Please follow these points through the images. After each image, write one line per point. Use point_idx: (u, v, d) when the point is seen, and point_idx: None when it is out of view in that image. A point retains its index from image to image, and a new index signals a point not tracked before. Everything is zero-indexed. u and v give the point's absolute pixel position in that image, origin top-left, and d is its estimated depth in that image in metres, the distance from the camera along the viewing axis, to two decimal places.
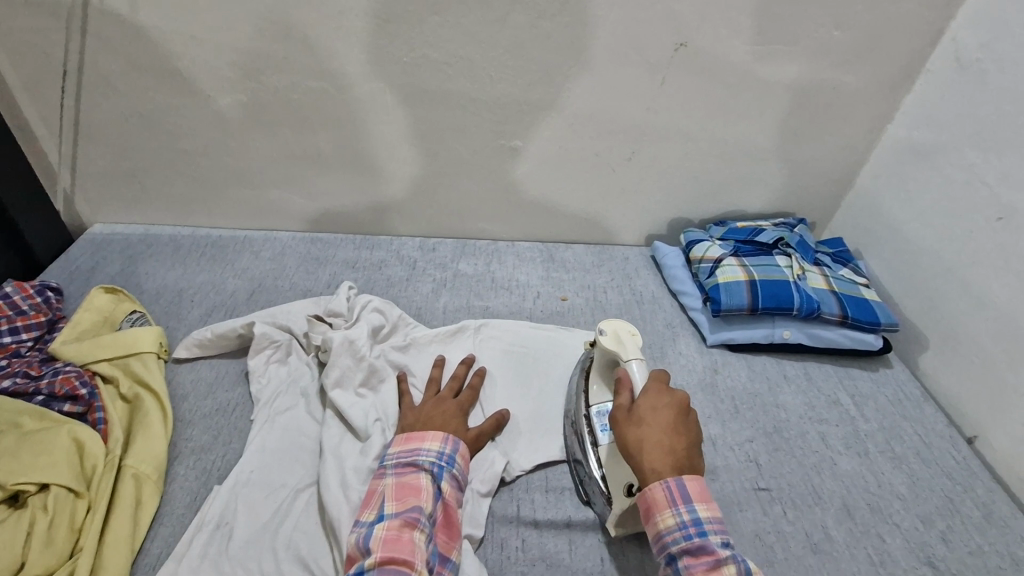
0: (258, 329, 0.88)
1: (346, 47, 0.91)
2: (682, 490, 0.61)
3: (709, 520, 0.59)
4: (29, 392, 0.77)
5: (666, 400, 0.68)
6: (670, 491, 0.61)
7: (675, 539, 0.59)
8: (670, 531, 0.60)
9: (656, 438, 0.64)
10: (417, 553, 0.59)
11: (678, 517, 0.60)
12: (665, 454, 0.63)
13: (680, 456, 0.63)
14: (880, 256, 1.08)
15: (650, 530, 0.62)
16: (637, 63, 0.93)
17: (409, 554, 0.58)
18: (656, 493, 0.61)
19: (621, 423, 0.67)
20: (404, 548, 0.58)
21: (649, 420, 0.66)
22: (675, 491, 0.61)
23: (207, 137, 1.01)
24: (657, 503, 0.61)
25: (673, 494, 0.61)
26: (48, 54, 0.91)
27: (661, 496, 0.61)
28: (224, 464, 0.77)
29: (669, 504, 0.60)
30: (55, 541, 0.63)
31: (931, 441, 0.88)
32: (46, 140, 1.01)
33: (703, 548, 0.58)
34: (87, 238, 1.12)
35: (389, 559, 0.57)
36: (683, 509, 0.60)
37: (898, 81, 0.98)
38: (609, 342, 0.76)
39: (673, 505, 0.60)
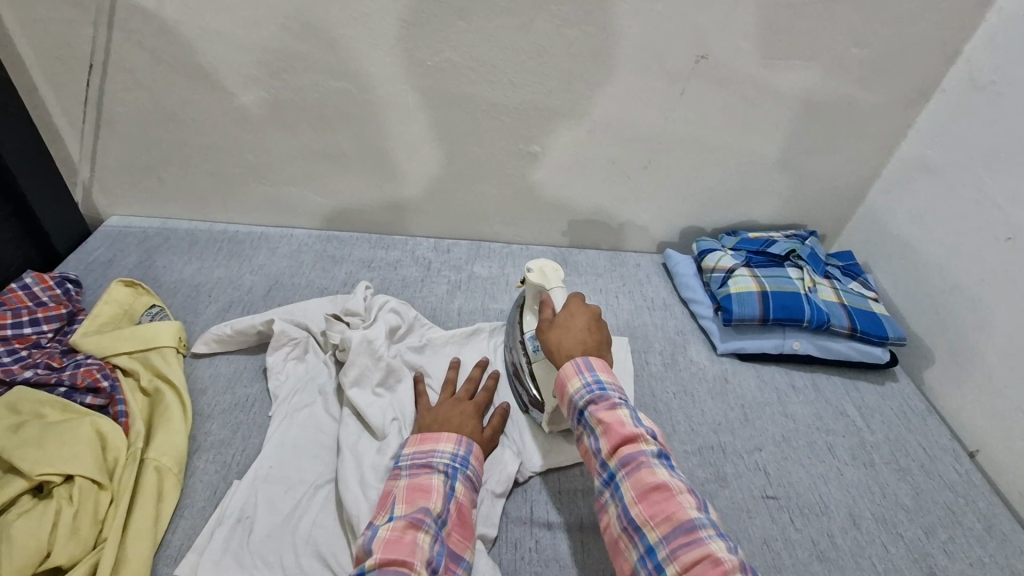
0: (277, 326, 0.89)
1: (370, 49, 0.92)
2: (586, 362, 0.69)
3: (608, 381, 0.68)
4: (51, 383, 0.78)
5: (582, 310, 0.78)
6: (577, 363, 0.69)
7: (581, 396, 0.67)
8: (578, 393, 0.67)
9: (573, 337, 0.74)
10: (418, 554, 0.58)
11: (583, 379, 0.67)
12: (577, 346, 0.73)
13: (590, 344, 0.73)
14: (889, 270, 1.10)
15: (564, 401, 0.69)
16: (657, 73, 0.95)
17: (408, 556, 0.58)
18: (567, 368, 0.69)
19: (545, 331, 0.77)
20: (404, 550, 0.58)
21: (568, 327, 0.75)
22: (581, 363, 0.69)
23: (227, 132, 1.02)
24: (567, 375, 0.69)
25: (579, 365, 0.69)
26: (74, 46, 0.92)
27: (570, 366, 0.69)
28: (243, 459, 0.78)
29: (576, 373, 0.68)
30: (79, 531, 0.64)
31: (935, 454, 0.90)
32: (67, 132, 1.02)
33: (604, 397, 0.66)
34: (104, 230, 1.12)
35: (388, 560, 0.57)
36: (588, 374, 0.68)
37: (913, 99, 0.99)
38: (536, 277, 0.82)
39: (579, 373, 0.68)
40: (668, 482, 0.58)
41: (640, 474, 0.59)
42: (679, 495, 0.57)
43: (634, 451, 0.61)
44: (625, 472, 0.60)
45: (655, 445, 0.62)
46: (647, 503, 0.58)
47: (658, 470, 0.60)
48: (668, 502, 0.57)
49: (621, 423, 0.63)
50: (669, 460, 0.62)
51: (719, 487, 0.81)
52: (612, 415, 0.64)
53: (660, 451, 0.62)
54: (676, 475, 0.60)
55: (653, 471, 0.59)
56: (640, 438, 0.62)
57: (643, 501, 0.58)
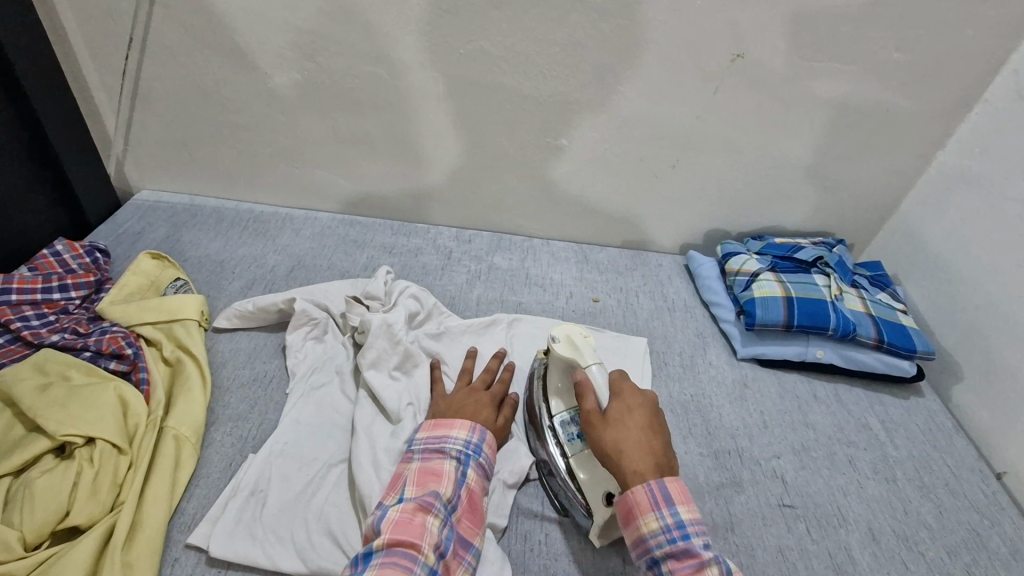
0: (299, 305, 0.89)
1: (403, 34, 0.92)
2: (664, 492, 0.61)
3: (691, 522, 0.60)
4: (78, 348, 0.80)
5: (637, 402, 0.70)
6: (653, 493, 0.61)
7: (659, 541, 0.60)
8: (655, 535, 0.60)
9: (635, 441, 0.65)
10: (426, 537, 0.58)
11: (661, 520, 0.60)
12: (646, 455, 0.64)
13: (659, 455, 0.65)
14: (920, 283, 1.07)
15: (633, 536, 0.62)
16: (691, 70, 0.93)
17: (416, 537, 0.58)
18: (639, 498, 0.61)
19: (596, 430, 0.68)
20: (412, 532, 0.58)
21: (626, 423, 0.67)
22: (657, 494, 0.61)
23: (259, 113, 1.03)
24: (640, 506, 0.61)
25: (656, 497, 0.61)
26: (115, 21, 0.94)
27: (645, 499, 0.61)
28: (259, 434, 0.78)
29: (653, 507, 0.61)
30: (99, 492, 0.65)
31: (960, 473, 0.88)
32: (105, 105, 1.04)
33: (686, 551, 0.58)
34: (134, 203, 1.14)
35: (396, 541, 0.57)
36: (667, 511, 0.60)
37: (953, 108, 0.97)
38: (565, 349, 0.77)
39: (657, 509, 0.60)
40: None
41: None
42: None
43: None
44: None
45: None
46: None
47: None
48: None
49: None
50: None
51: (735, 493, 0.80)
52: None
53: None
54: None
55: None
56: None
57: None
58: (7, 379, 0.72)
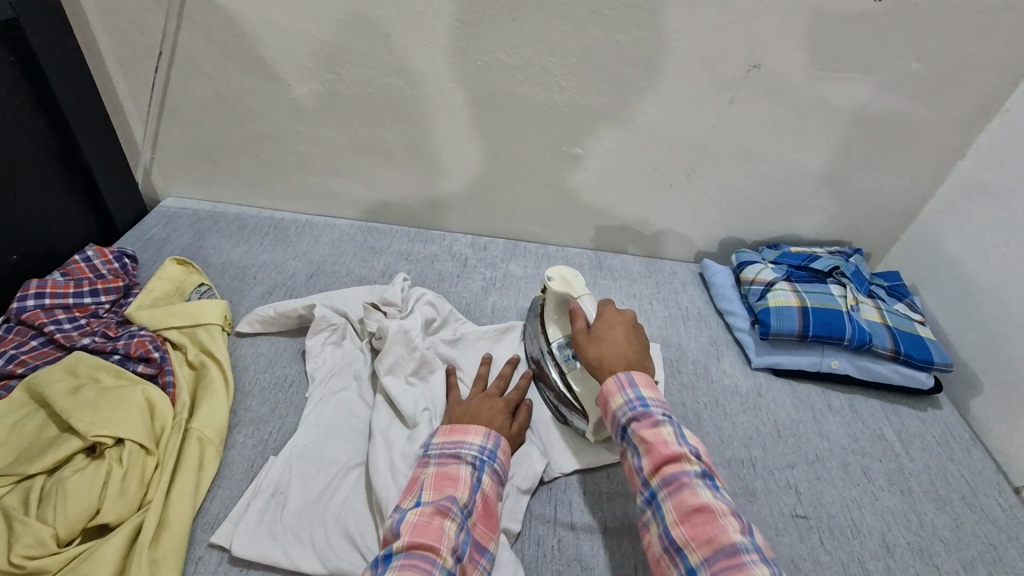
0: (318, 311, 0.91)
1: (422, 46, 0.94)
2: (629, 377, 0.70)
3: (653, 399, 0.68)
4: (107, 351, 0.83)
5: (618, 320, 0.79)
6: (620, 378, 0.70)
7: (624, 414, 0.67)
8: (621, 409, 0.68)
9: (613, 348, 0.74)
10: (444, 540, 0.59)
11: (626, 396, 0.68)
12: (621, 360, 0.73)
13: (632, 358, 0.73)
14: (939, 294, 1.06)
15: (607, 415, 0.70)
16: (706, 81, 0.94)
17: (435, 540, 0.59)
18: (611, 384, 0.70)
19: (583, 343, 0.77)
20: (431, 535, 0.59)
21: (607, 335, 0.76)
22: (623, 378, 0.70)
23: (281, 122, 1.06)
24: (610, 391, 0.70)
25: (621, 380, 0.69)
26: (146, 35, 0.97)
27: (613, 383, 0.70)
28: (279, 437, 0.80)
29: (619, 389, 0.69)
30: (127, 491, 0.68)
31: (978, 487, 0.87)
32: (134, 115, 1.08)
33: (647, 415, 0.66)
34: (160, 210, 1.18)
35: (416, 543, 0.58)
36: (631, 390, 0.68)
37: (973, 118, 0.96)
38: (559, 285, 0.86)
39: (622, 389, 0.69)
40: (712, 506, 0.58)
41: (682, 495, 0.59)
42: (723, 518, 0.57)
43: (676, 471, 0.61)
44: (666, 492, 0.60)
45: (698, 466, 0.61)
46: (689, 524, 0.57)
47: (702, 493, 0.59)
48: (710, 525, 0.57)
49: (665, 443, 0.63)
50: (714, 481, 0.61)
51: (748, 502, 0.80)
52: (656, 434, 0.64)
53: (704, 472, 0.61)
54: (720, 498, 0.60)
55: (696, 493, 0.59)
56: (683, 458, 0.62)
57: (686, 523, 0.58)
58: (42, 380, 0.75)
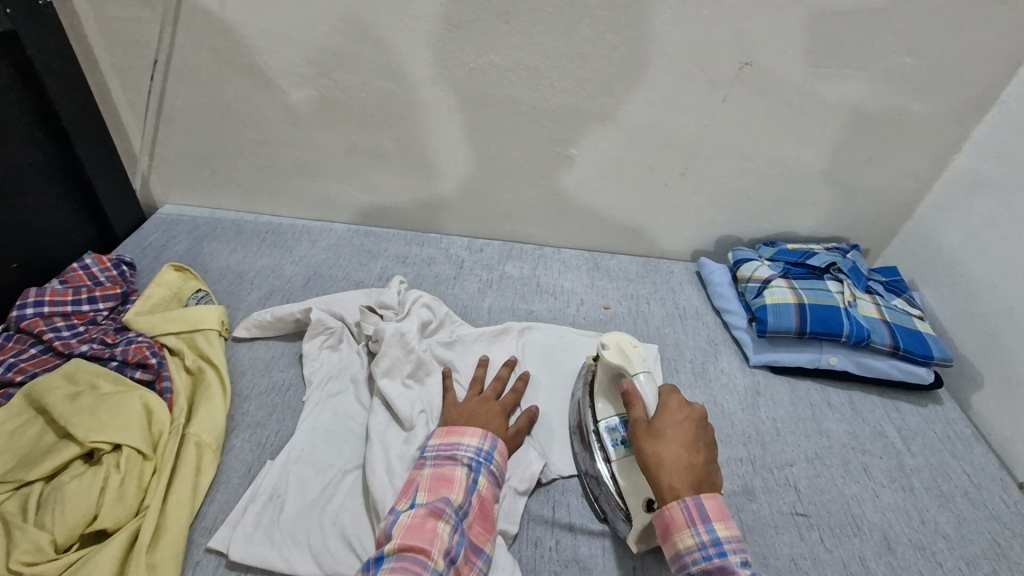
0: (315, 315, 0.92)
1: (415, 50, 0.94)
2: (700, 509, 0.63)
3: (727, 538, 0.61)
4: (105, 357, 0.83)
5: (683, 412, 0.71)
6: (687, 510, 0.63)
7: (693, 555, 0.62)
8: (689, 549, 0.62)
9: (675, 454, 0.66)
10: (436, 542, 0.59)
11: (696, 536, 0.62)
12: (685, 471, 0.65)
13: (697, 471, 0.66)
14: (937, 289, 1.05)
15: (668, 546, 0.64)
16: (699, 79, 0.94)
17: (427, 543, 0.59)
18: (674, 515, 0.63)
19: (640, 438, 0.69)
20: (424, 537, 0.59)
21: (668, 434, 0.68)
22: (692, 510, 0.63)
23: (277, 128, 1.06)
24: (675, 523, 0.63)
25: (692, 514, 0.62)
26: (142, 44, 0.98)
27: (680, 515, 0.63)
28: (277, 441, 0.80)
29: (688, 524, 0.62)
30: (125, 496, 0.68)
31: (980, 483, 0.86)
32: (131, 123, 1.09)
33: (721, 565, 0.60)
34: (158, 217, 1.19)
35: (407, 545, 0.59)
36: (702, 529, 0.62)
37: (969, 111, 0.96)
38: (616, 356, 0.79)
39: (692, 525, 0.62)
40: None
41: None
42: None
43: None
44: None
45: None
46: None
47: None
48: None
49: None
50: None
51: (747, 501, 0.80)
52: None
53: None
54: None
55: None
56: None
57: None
58: (42, 387, 0.76)
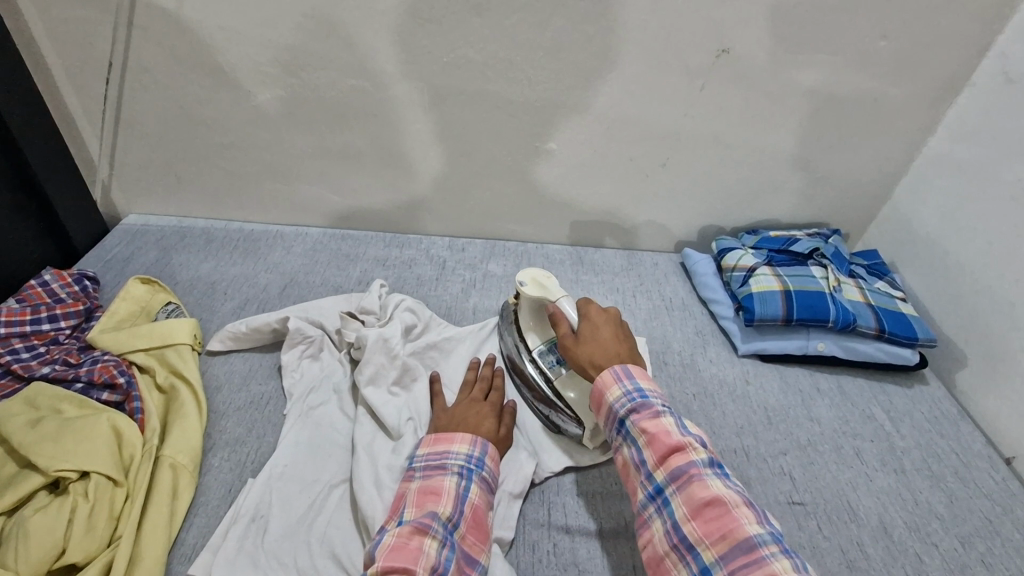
0: (293, 323, 0.88)
1: (385, 45, 0.91)
2: (625, 369, 0.68)
3: (650, 389, 0.66)
4: (69, 378, 0.78)
5: (602, 318, 0.77)
6: (616, 372, 0.68)
7: (622, 405, 0.65)
8: (618, 400, 0.66)
9: (603, 347, 0.73)
10: (421, 560, 0.56)
11: (623, 388, 0.66)
12: (613, 356, 0.71)
13: (624, 353, 0.72)
14: (917, 271, 1.07)
15: (602, 410, 0.68)
16: (676, 68, 0.93)
17: (411, 562, 0.56)
18: (605, 378, 0.68)
19: (571, 348, 0.75)
20: (407, 556, 0.56)
21: (594, 337, 0.74)
22: (619, 371, 0.68)
23: (244, 131, 1.02)
24: (606, 383, 0.67)
25: (619, 373, 0.68)
26: (94, 47, 0.93)
27: (608, 375, 0.68)
28: (258, 458, 0.77)
29: (616, 381, 0.67)
30: (95, 527, 0.64)
31: (969, 461, 0.87)
32: (87, 131, 1.03)
33: (646, 406, 0.64)
34: (122, 228, 1.13)
35: (390, 567, 0.55)
36: (628, 382, 0.67)
37: (942, 93, 0.96)
38: (532, 289, 0.84)
39: (619, 381, 0.67)
40: (724, 496, 0.56)
41: (691, 488, 0.57)
42: (736, 510, 0.55)
43: (683, 463, 0.59)
44: (676, 487, 0.58)
45: (705, 454, 0.60)
46: (701, 520, 0.55)
47: (711, 484, 0.57)
48: (724, 518, 0.54)
49: (666, 433, 0.61)
50: (721, 468, 0.60)
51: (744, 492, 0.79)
52: (656, 425, 0.62)
53: (710, 460, 0.60)
54: (730, 485, 0.58)
55: (706, 485, 0.57)
56: (688, 448, 0.60)
57: (697, 518, 0.55)
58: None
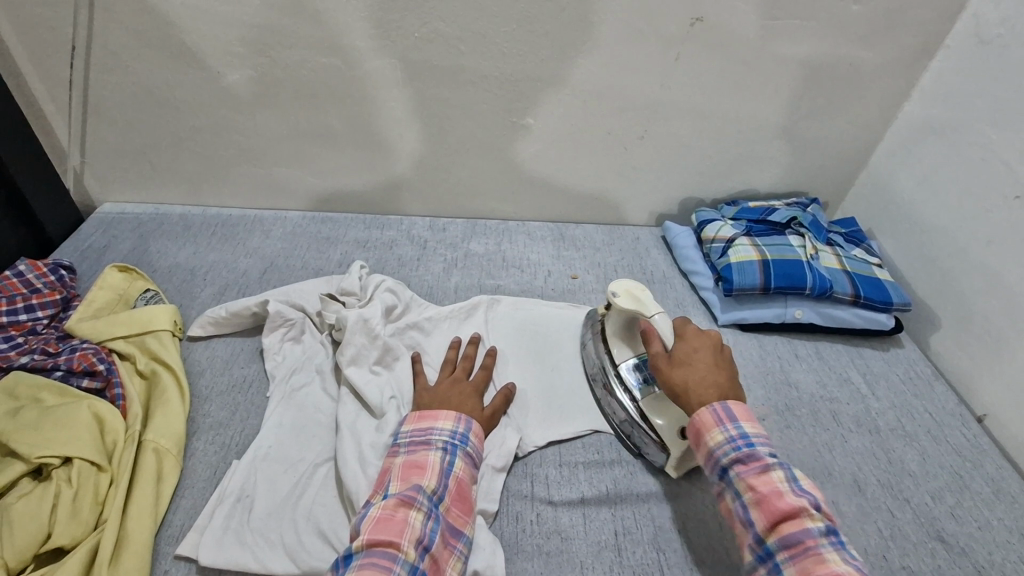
0: (272, 307, 0.88)
1: (356, 20, 0.89)
2: (727, 410, 0.65)
3: (755, 434, 0.63)
4: (48, 368, 0.78)
5: (701, 342, 0.73)
6: (717, 411, 0.65)
7: (725, 452, 0.62)
8: (720, 447, 0.63)
9: (701, 375, 0.69)
10: (406, 532, 0.58)
11: (726, 433, 0.63)
12: (711, 387, 0.68)
13: (724, 385, 0.68)
14: (893, 237, 1.08)
15: (700, 451, 0.65)
16: (651, 38, 0.92)
17: (396, 534, 0.58)
18: (705, 417, 0.65)
19: (664, 369, 0.71)
20: (393, 529, 0.58)
21: (694, 362, 0.71)
22: (721, 412, 0.64)
23: (216, 113, 1.00)
24: (706, 424, 0.64)
25: (719, 414, 0.64)
26: (56, 30, 0.90)
27: (709, 415, 0.65)
28: (243, 439, 0.78)
29: (717, 424, 0.64)
30: (80, 512, 0.64)
31: (941, 419, 0.89)
32: (55, 118, 1.01)
33: (754, 458, 0.61)
34: (97, 217, 1.12)
35: (375, 540, 0.57)
36: (731, 425, 0.63)
37: (916, 57, 0.96)
38: (627, 302, 0.78)
39: (720, 424, 0.64)
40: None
41: (808, 562, 0.54)
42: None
43: (798, 531, 0.55)
44: (788, 555, 0.55)
45: (822, 522, 0.56)
46: None
47: (830, 557, 0.53)
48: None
49: (778, 495, 0.57)
50: (840, 537, 0.56)
51: None
52: (767, 483, 0.58)
53: (828, 528, 0.56)
54: (851, 559, 0.54)
55: (825, 560, 0.53)
56: (804, 515, 0.56)
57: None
58: None
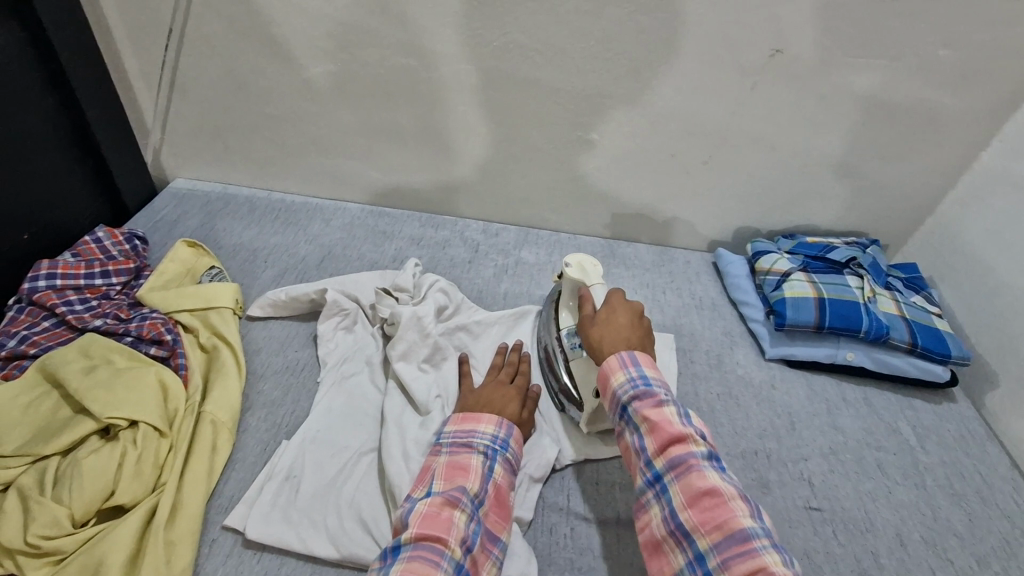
0: (330, 296, 0.90)
1: (438, 26, 0.92)
2: (632, 357, 0.69)
3: (654, 376, 0.68)
4: (119, 332, 0.82)
5: (622, 305, 0.77)
6: (622, 359, 0.69)
7: (626, 391, 0.67)
8: (622, 387, 0.68)
9: (616, 334, 0.73)
10: (452, 531, 0.59)
11: (628, 374, 0.68)
12: (620, 343, 0.72)
13: (633, 343, 0.72)
14: (956, 287, 1.05)
15: (607, 396, 0.70)
16: (728, 65, 0.92)
17: (444, 532, 0.58)
18: (611, 363, 0.70)
19: (586, 328, 0.76)
20: (440, 526, 0.59)
21: (610, 322, 0.74)
22: (625, 359, 0.69)
23: (292, 103, 1.04)
24: (611, 368, 0.69)
25: (624, 359, 0.69)
26: (157, 12, 0.96)
27: (615, 361, 0.69)
28: (293, 421, 0.80)
29: (621, 367, 0.69)
30: (142, 473, 0.68)
31: (993, 482, 0.86)
32: (143, 93, 1.06)
33: (650, 394, 0.66)
34: (170, 191, 1.17)
35: (424, 534, 0.58)
36: (633, 368, 0.68)
37: (1001, 107, 0.93)
38: (575, 272, 0.83)
39: (624, 367, 0.69)
40: (720, 487, 0.58)
41: (689, 477, 0.59)
42: (731, 499, 0.57)
43: (683, 453, 0.61)
44: (674, 475, 0.60)
45: (705, 447, 0.61)
46: (697, 508, 0.57)
47: (708, 474, 0.59)
48: (720, 508, 0.56)
49: (668, 423, 0.63)
50: (719, 460, 0.62)
51: (762, 493, 0.80)
52: (659, 414, 0.64)
53: (709, 452, 0.61)
54: (727, 476, 0.60)
55: (703, 475, 0.59)
56: (689, 440, 0.61)
57: (694, 506, 0.58)
58: (55, 360, 0.75)
